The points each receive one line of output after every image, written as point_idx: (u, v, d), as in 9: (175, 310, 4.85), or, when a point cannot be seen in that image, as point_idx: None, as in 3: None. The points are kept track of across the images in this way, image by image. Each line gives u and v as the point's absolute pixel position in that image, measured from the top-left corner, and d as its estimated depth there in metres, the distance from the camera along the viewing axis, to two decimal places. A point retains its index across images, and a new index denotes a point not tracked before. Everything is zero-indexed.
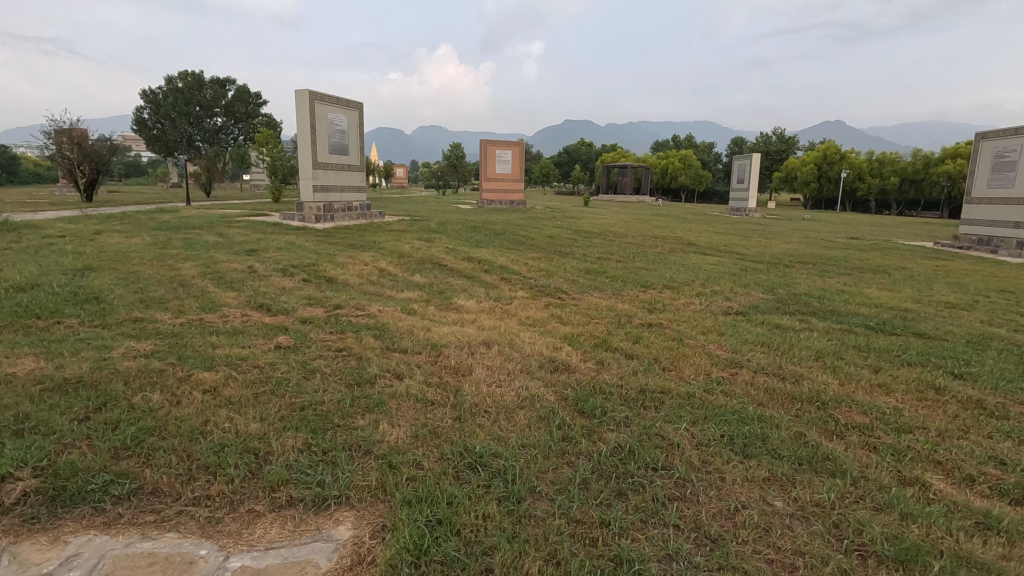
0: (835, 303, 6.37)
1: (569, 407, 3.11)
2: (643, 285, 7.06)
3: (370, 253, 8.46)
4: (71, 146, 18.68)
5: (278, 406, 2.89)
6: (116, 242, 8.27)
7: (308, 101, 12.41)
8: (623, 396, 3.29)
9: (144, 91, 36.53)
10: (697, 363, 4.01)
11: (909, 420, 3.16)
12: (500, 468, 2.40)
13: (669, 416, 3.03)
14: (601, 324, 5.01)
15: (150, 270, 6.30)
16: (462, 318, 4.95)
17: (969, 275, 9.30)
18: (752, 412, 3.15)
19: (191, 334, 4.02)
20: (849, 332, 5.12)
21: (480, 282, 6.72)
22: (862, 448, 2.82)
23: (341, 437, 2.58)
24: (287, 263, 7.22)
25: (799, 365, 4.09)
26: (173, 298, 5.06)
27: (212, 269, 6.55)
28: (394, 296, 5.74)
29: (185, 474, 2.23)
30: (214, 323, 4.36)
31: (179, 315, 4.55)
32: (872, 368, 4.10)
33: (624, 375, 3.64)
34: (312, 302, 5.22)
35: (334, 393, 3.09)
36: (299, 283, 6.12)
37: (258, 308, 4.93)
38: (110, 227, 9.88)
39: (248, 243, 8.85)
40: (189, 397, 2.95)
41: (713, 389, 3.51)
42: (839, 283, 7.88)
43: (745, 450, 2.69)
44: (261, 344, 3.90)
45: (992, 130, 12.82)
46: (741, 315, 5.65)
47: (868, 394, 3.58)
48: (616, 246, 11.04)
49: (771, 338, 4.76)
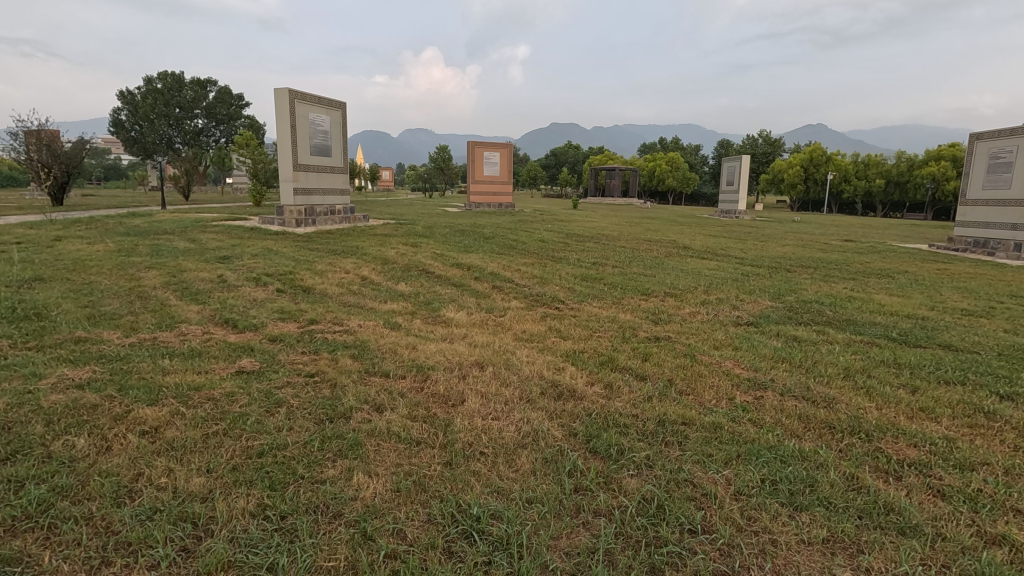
0: (849, 312, 5.98)
1: (581, 444, 2.66)
2: (643, 292, 6.63)
3: (352, 260, 7.97)
4: (40, 147, 17.85)
5: (230, 452, 2.40)
6: (77, 249, 7.66)
7: (288, 100, 11.84)
8: (641, 429, 2.84)
9: (122, 92, 35.71)
10: (716, 385, 3.56)
11: (969, 453, 2.74)
12: (502, 537, 1.93)
13: (698, 455, 2.59)
14: (604, 338, 4.56)
15: (108, 281, 5.75)
16: (452, 333, 4.47)
17: (974, 279, 9.00)
18: (791, 447, 2.72)
19: (140, 358, 3.49)
20: (873, 345, 4.71)
21: (470, 291, 6.27)
22: (928, 494, 2.39)
23: (305, 495, 2.10)
24: (262, 271, 6.70)
25: (828, 385, 3.66)
26: (126, 313, 4.53)
27: (178, 279, 6.01)
28: (377, 307, 5.26)
29: (98, 558, 1.74)
30: (170, 344, 3.84)
31: (131, 333, 4.02)
32: (909, 389, 3.67)
33: (638, 401, 3.19)
34: (285, 316, 4.71)
35: (302, 432, 2.61)
36: (272, 293, 5.60)
37: (222, 324, 4.40)
38: (73, 233, 9.26)
39: (222, 249, 8.29)
40: (123, 442, 2.44)
41: (738, 418, 3.08)
42: (846, 289, 7.56)
43: (792, 500, 2.26)
44: (220, 369, 3.39)
45: (987, 131, 12.68)
46: (752, 326, 5.24)
47: (911, 420, 3.16)
48: (610, 250, 10.65)
49: (790, 353, 4.34)
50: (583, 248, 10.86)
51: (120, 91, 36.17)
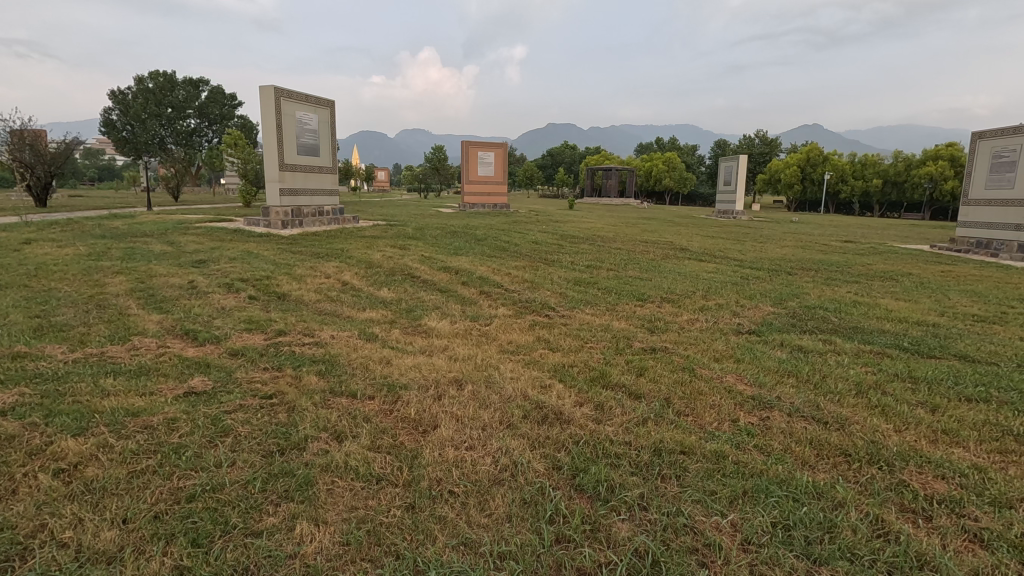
0: (855, 318, 5.65)
1: (565, 480, 2.33)
2: (639, 297, 6.30)
3: (334, 263, 7.63)
4: (23, 147, 17.50)
5: (155, 496, 2.06)
6: (44, 252, 7.28)
7: (274, 98, 11.47)
8: (634, 461, 2.50)
9: (113, 91, 35.36)
10: (717, 405, 3.23)
11: (1005, 488, 2.42)
12: None
13: (698, 492, 2.27)
14: (596, 350, 4.22)
15: (68, 288, 5.40)
16: (431, 346, 4.13)
17: (981, 282, 8.69)
18: (805, 480, 2.41)
19: (79, 377, 3.14)
20: (884, 356, 4.40)
21: (455, 296, 5.93)
22: (964, 540, 2.08)
23: (233, 553, 1.77)
24: (236, 276, 6.34)
25: (839, 404, 3.34)
26: (78, 324, 4.18)
27: (144, 285, 5.66)
28: (354, 316, 4.92)
29: None
30: (118, 360, 3.48)
31: (77, 348, 3.67)
32: (929, 407, 3.35)
33: (630, 425, 2.86)
34: (252, 327, 4.37)
35: (245, 468, 2.27)
36: (243, 301, 5.25)
37: (182, 337, 4.05)
38: (46, 235, 8.89)
39: (199, 253, 7.93)
40: (33, 484, 2.09)
41: (743, 445, 2.75)
42: (850, 293, 7.26)
43: (809, 551, 1.94)
44: (166, 390, 3.04)
45: (989, 130, 12.43)
46: (754, 335, 4.90)
47: (935, 445, 2.84)
48: (606, 253, 10.32)
49: (796, 366, 4.01)
50: (577, 250, 10.54)
51: (111, 91, 35.70)
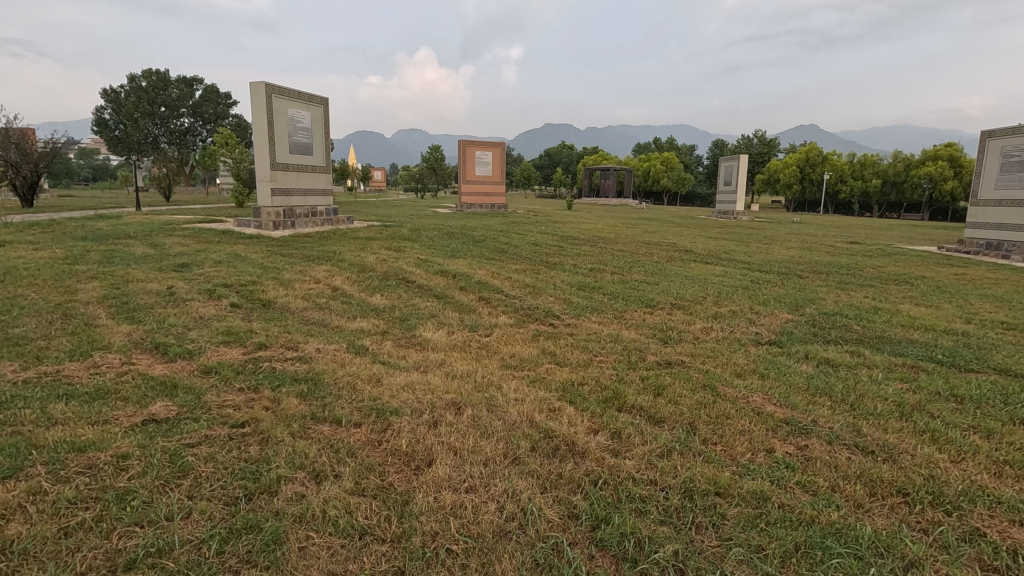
0: (879, 327, 5.29)
1: (583, 533, 1.96)
2: (647, 304, 5.94)
3: (324, 267, 7.24)
4: (9, 147, 16.75)
5: (87, 562, 1.68)
6: (18, 255, 6.88)
7: (265, 95, 11.06)
8: (661, 506, 2.14)
9: (107, 90, 34.84)
10: (748, 432, 2.86)
11: None
12: None
13: (742, 548, 1.92)
14: (606, 365, 3.85)
15: (36, 295, 5.01)
16: (426, 360, 3.75)
17: (999, 286, 8.35)
18: (866, 528, 2.04)
19: (25, 403, 2.76)
20: (918, 370, 4.04)
21: (452, 303, 5.55)
22: None
23: None
24: (219, 282, 5.95)
25: (884, 429, 2.97)
26: (38, 338, 3.79)
27: (119, 292, 5.27)
28: (344, 326, 4.54)
29: None
30: (74, 381, 3.09)
31: (30, 366, 3.28)
32: (983, 432, 2.99)
33: (653, 460, 2.49)
34: (230, 339, 3.98)
35: (202, 522, 1.90)
36: (224, 310, 4.87)
37: (151, 352, 3.67)
38: (22, 237, 8.48)
39: (183, 255, 7.54)
40: None
41: (784, 482, 2.39)
42: (867, 298, 6.90)
43: None
44: (123, 417, 2.66)
45: (998, 129, 12.14)
46: (776, 346, 4.54)
47: (1001, 481, 2.49)
48: (608, 255, 9.96)
49: (827, 384, 3.64)
50: (579, 252, 10.19)
51: (103, 90, 35.15)
